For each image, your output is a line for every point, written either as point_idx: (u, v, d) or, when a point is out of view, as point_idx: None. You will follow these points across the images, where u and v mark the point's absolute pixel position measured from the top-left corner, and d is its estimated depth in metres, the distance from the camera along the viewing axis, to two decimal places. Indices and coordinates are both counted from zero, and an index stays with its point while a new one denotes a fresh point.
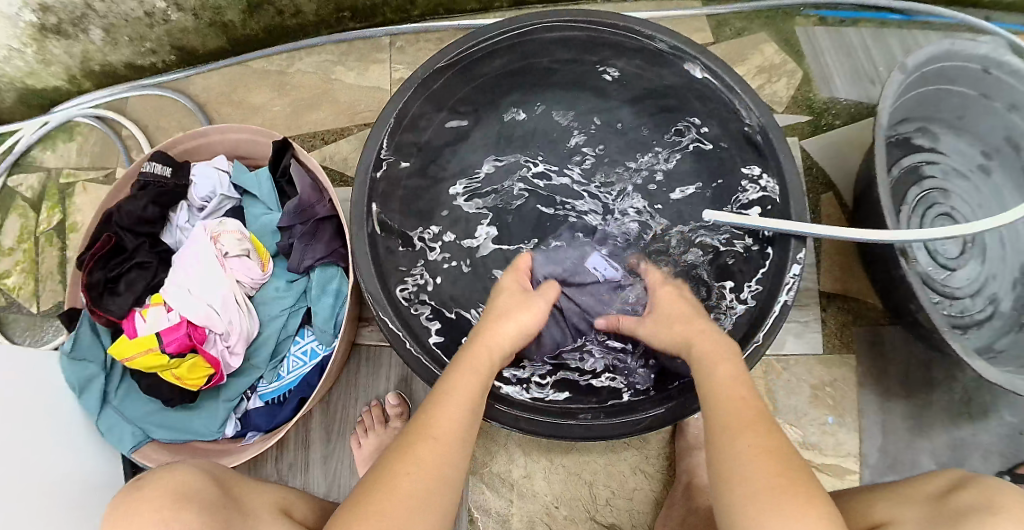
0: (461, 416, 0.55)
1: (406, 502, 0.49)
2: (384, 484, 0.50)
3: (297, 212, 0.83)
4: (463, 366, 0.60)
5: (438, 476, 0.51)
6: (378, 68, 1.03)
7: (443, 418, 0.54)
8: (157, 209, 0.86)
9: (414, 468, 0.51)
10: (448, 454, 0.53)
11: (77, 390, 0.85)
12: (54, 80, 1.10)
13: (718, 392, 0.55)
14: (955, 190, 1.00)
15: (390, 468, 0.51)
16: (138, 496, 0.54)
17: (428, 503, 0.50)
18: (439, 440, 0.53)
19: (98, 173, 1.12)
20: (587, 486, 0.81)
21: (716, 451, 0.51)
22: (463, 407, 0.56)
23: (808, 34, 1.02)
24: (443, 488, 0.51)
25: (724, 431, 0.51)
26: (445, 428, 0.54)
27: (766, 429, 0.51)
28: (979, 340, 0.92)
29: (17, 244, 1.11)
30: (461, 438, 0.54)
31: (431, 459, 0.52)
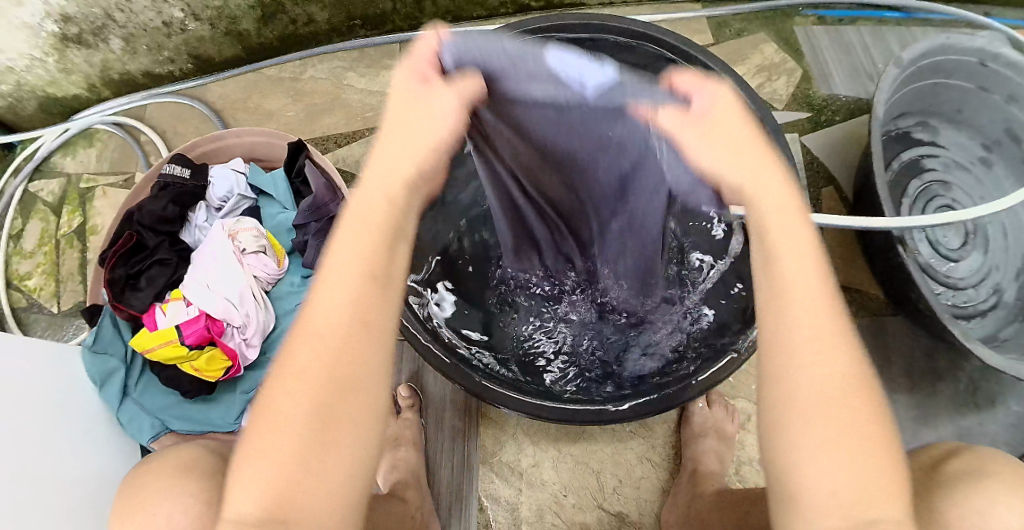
0: (348, 297, 0.40)
1: (288, 426, 0.39)
2: (269, 406, 0.40)
3: (311, 210, 0.87)
4: (350, 232, 0.42)
5: (332, 386, 0.39)
6: (388, 74, 1.07)
7: (326, 307, 0.40)
8: (177, 208, 0.90)
9: (296, 382, 0.39)
10: (338, 353, 0.40)
11: (99, 382, 0.90)
12: (74, 88, 1.14)
13: (790, 290, 0.42)
14: (956, 182, 1.02)
15: (272, 384, 0.40)
16: (150, 471, 0.57)
17: (320, 421, 0.39)
18: (324, 341, 0.40)
19: (117, 178, 1.16)
20: (594, 474, 0.83)
21: (786, 378, 0.41)
22: (349, 280, 0.40)
23: (807, 33, 1.05)
24: (345, 400, 0.40)
25: (809, 359, 0.40)
26: (329, 325, 0.40)
27: (851, 362, 0.41)
28: (983, 330, 0.94)
29: (38, 247, 1.14)
30: (353, 327, 0.40)
31: (317, 366, 0.39)
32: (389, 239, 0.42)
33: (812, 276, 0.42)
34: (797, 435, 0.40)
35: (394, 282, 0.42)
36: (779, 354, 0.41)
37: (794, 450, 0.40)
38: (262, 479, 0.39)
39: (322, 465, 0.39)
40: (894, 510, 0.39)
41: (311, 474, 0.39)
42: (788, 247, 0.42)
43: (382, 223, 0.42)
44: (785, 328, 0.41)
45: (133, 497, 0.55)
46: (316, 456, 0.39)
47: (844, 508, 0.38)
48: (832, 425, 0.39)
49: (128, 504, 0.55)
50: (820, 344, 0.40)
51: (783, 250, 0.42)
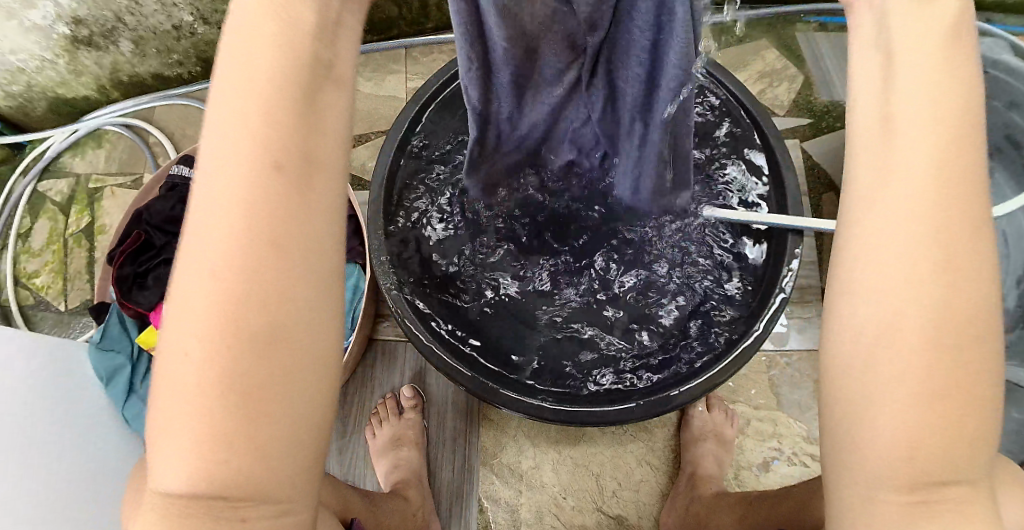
0: (238, 190, 0.27)
1: (187, 383, 0.27)
2: (167, 367, 0.28)
3: None
4: (238, 101, 0.28)
5: (243, 330, 0.27)
6: (393, 79, 1.08)
7: (207, 208, 0.27)
8: (185, 208, 0.91)
9: (191, 330, 0.27)
10: (247, 283, 0.27)
11: (104, 378, 0.91)
12: (84, 90, 1.16)
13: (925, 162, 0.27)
14: None
15: (168, 338, 0.28)
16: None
17: (233, 375, 0.27)
18: (224, 270, 0.27)
19: (126, 179, 1.18)
20: (594, 476, 0.84)
21: (867, 287, 0.28)
22: (231, 165, 0.27)
23: (809, 40, 1.06)
24: (275, 337, 0.27)
25: (899, 267, 0.28)
26: (229, 245, 0.27)
27: (976, 275, 0.27)
28: None
29: (46, 246, 1.16)
30: (255, 236, 0.27)
31: (217, 306, 0.27)
32: (293, 95, 0.28)
33: (936, 132, 0.28)
34: (863, 366, 0.28)
35: (315, 167, 0.28)
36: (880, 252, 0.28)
37: (852, 389, 0.29)
38: (179, 459, 0.27)
39: (252, 430, 0.27)
40: (977, 473, 0.28)
41: (237, 447, 0.27)
42: (947, 98, 0.28)
43: (277, 81, 0.28)
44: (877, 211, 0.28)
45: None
46: (237, 423, 0.27)
47: (915, 468, 0.27)
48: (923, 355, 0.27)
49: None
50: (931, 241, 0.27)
51: (903, 91, 0.28)
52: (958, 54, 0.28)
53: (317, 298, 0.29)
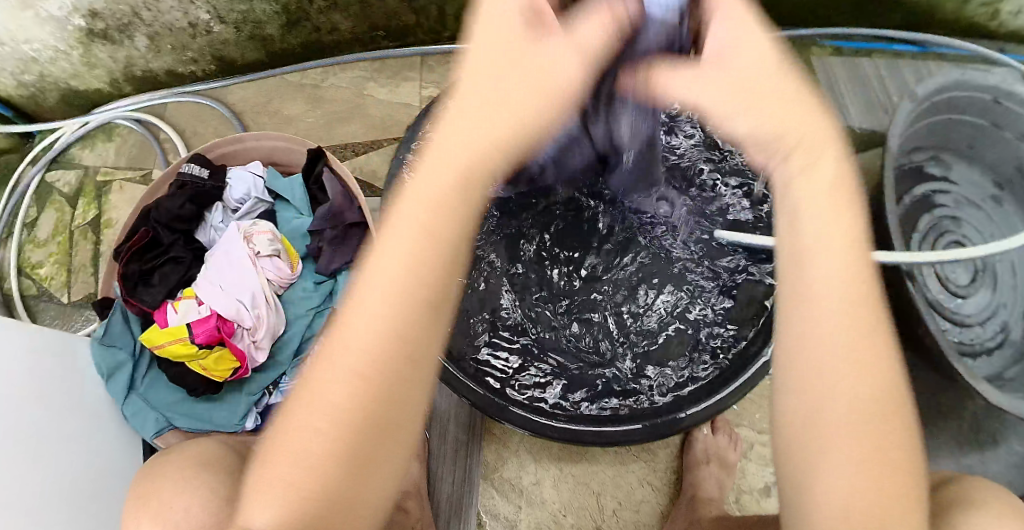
0: (374, 328, 0.40)
1: (308, 442, 0.41)
2: (296, 433, 0.41)
3: (327, 217, 0.87)
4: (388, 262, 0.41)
5: (365, 423, 0.40)
6: (408, 86, 1.08)
7: (354, 329, 0.41)
8: (194, 207, 0.90)
9: (324, 418, 0.40)
10: (371, 393, 0.40)
11: (105, 374, 0.90)
12: (96, 82, 1.15)
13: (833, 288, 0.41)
14: (966, 219, 1.03)
15: (299, 416, 0.41)
16: (170, 461, 0.58)
17: (354, 450, 0.41)
18: (359, 381, 0.40)
19: (135, 174, 1.17)
20: (594, 495, 0.83)
21: (801, 385, 0.41)
22: (377, 306, 0.41)
23: (824, 64, 1.06)
24: (383, 426, 0.41)
25: (837, 374, 0.40)
26: (363, 363, 0.40)
27: (877, 366, 0.41)
28: (989, 369, 0.95)
29: (52, 237, 1.15)
30: (386, 362, 0.41)
31: (347, 405, 0.40)
32: (422, 262, 0.41)
33: (846, 273, 0.41)
34: (810, 439, 0.41)
35: (432, 311, 0.42)
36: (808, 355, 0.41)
37: (815, 463, 0.40)
38: (278, 487, 0.41)
39: (355, 485, 0.41)
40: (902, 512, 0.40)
41: (344, 495, 0.41)
42: (832, 237, 0.42)
43: (421, 255, 0.41)
44: (809, 330, 0.42)
45: (151, 479, 0.56)
46: (335, 479, 0.41)
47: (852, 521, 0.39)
48: (857, 433, 0.40)
49: (142, 491, 0.55)
50: (847, 354, 0.41)
51: (814, 236, 0.42)
52: (845, 203, 0.43)
53: (409, 400, 0.42)
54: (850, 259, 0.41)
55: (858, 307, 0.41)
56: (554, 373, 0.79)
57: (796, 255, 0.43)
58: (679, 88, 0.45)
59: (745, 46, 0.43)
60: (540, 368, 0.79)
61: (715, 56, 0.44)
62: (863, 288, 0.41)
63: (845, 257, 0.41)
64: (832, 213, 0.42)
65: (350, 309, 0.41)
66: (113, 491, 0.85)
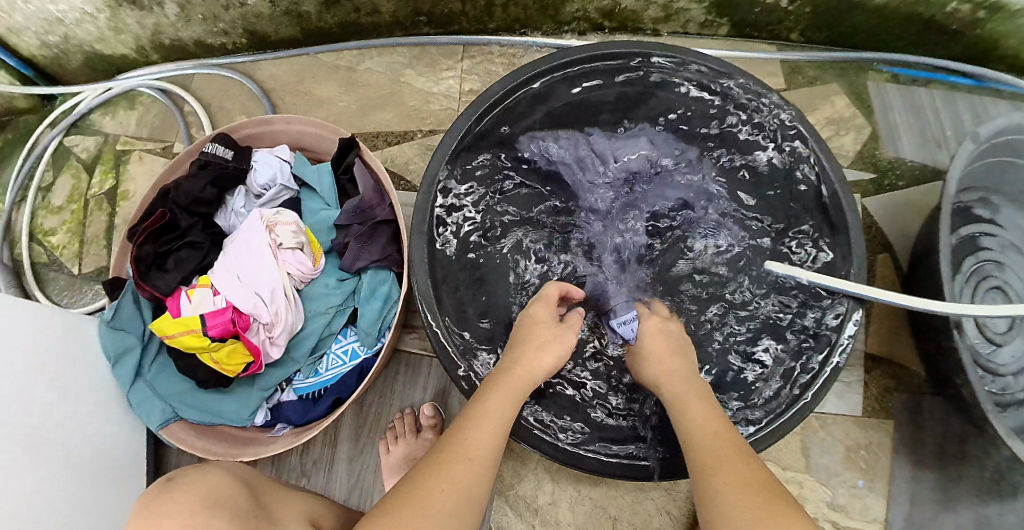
0: (485, 435, 0.57)
1: (439, 518, 0.50)
2: (419, 496, 0.51)
3: (355, 213, 0.83)
4: (495, 401, 0.61)
5: (471, 496, 0.52)
6: (447, 76, 1.03)
7: (476, 440, 0.56)
8: (215, 190, 0.87)
9: (448, 485, 0.52)
10: (479, 477, 0.54)
11: (112, 358, 0.87)
12: (122, 48, 1.12)
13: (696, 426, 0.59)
14: (1010, 264, 0.97)
15: (422, 481, 0.52)
16: (170, 500, 0.54)
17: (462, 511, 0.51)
18: (474, 460, 0.55)
19: (155, 145, 1.13)
20: (611, 521, 0.81)
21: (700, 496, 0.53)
22: (493, 431, 0.58)
23: (880, 90, 1.02)
24: (473, 501, 0.52)
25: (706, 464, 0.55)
26: (479, 450, 0.55)
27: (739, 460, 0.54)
28: (1017, 420, 0.90)
29: (67, 204, 1.12)
30: (485, 459, 0.55)
31: (465, 479, 0.53)
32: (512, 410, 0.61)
33: (706, 419, 0.60)
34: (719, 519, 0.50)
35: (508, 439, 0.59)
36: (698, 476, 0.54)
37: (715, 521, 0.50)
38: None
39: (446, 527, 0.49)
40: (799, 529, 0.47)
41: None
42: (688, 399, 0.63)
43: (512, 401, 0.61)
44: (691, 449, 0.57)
45: (153, 516, 0.53)
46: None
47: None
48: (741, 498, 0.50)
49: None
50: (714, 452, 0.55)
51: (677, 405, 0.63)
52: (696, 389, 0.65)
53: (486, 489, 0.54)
54: (699, 401, 0.62)
55: (716, 422, 0.59)
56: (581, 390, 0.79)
57: (675, 410, 0.63)
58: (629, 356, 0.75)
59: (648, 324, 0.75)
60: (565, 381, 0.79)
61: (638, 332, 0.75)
62: (712, 411, 0.61)
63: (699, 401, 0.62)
64: (696, 391, 0.64)
65: (473, 427, 0.57)
66: (99, 483, 0.82)
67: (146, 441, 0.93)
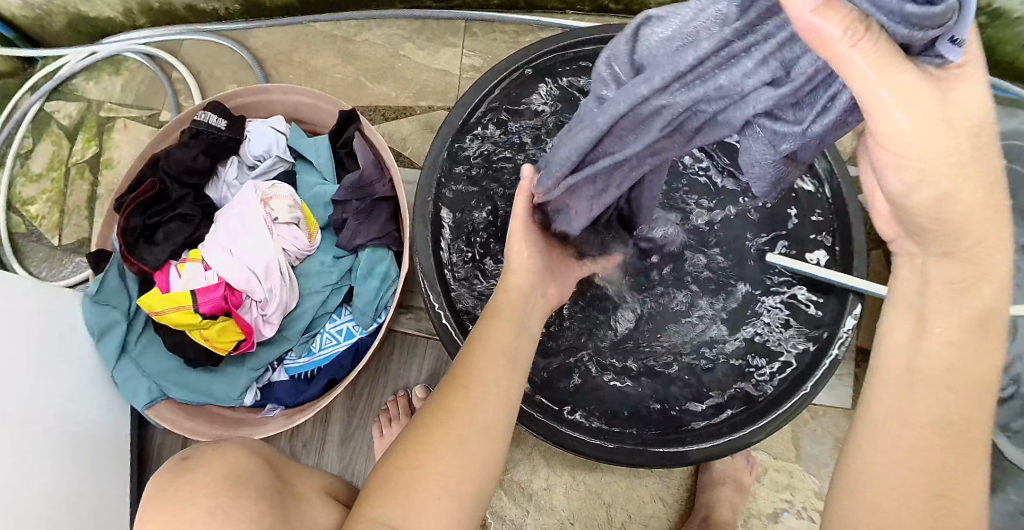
0: (486, 361, 0.54)
1: (441, 453, 0.49)
2: (420, 438, 0.50)
3: (355, 188, 0.81)
4: (495, 320, 0.58)
5: (473, 425, 0.51)
6: (449, 52, 1.01)
7: (474, 369, 0.53)
8: (208, 160, 0.84)
9: (446, 419, 0.51)
10: (480, 403, 0.52)
11: (96, 334, 0.84)
12: (109, 10, 1.07)
13: (963, 361, 0.39)
14: None
15: (422, 422, 0.51)
16: (189, 481, 0.52)
17: (468, 449, 0.50)
18: (472, 390, 0.52)
19: (142, 113, 1.09)
20: (604, 506, 0.81)
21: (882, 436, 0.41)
22: (494, 354, 0.55)
23: None
24: (480, 431, 0.51)
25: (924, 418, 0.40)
26: (478, 378, 0.53)
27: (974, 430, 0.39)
28: (996, 419, 0.89)
29: (47, 172, 1.08)
30: (486, 386, 0.53)
31: (464, 409, 0.51)
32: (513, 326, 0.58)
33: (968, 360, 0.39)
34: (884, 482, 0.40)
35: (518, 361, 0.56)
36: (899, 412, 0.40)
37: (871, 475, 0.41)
38: (415, 505, 0.47)
39: (453, 464, 0.49)
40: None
41: (450, 479, 0.49)
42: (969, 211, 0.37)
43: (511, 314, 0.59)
44: (899, 405, 0.41)
45: (172, 500, 0.51)
46: (449, 471, 0.49)
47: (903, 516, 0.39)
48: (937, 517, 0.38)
49: (159, 514, 0.50)
50: (931, 441, 0.39)
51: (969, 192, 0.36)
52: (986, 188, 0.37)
53: (499, 417, 0.52)
54: (980, 352, 0.39)
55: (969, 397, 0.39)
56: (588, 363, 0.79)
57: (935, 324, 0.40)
58: (850, 55, 0.32)
59: (968, 103, 0.35)
60: (570, 356, 0.79)
61: (955, 99, 0.35)
62: (980, 380, 0.39)
63: (980, 345, 0.39)
64: (977, 311, 0.39)
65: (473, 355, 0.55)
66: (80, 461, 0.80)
67: (131, 419, 0.92)
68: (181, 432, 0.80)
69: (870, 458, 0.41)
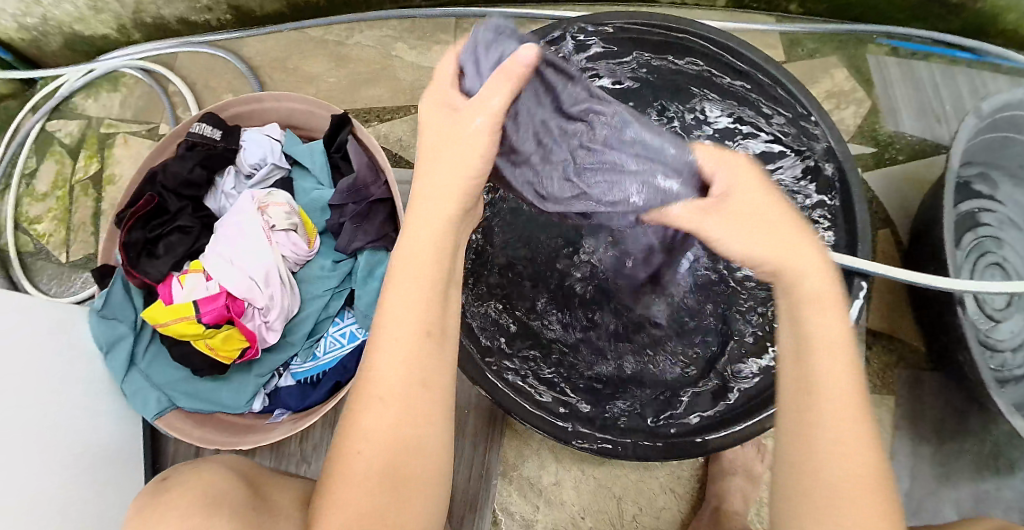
0: (403, 360, 0.47)
1: (365, 482, 0.47)
2: (342, 464, 0.48)
3: (350, 191, 0.82)
4: (403, 289, 0.48)
5: (400, 444, 0.47)
6: (441, 49, 1.01)
7: (388, 376, 0.47)
8: (204, 171, 0.85)
9: (367, 444, 0.47)
10: (401, 419, 0.47)
11: (104, 349, 0.85)
12: (103, 28, 1.08)
13: (825, 347, 0.44)
14: (1009, 240, 0.96)
15: (344, 444, 0.48)
16: (165, 500, 0.55)
17: (396, 469, 0.47)
18: (386, 402, 0.47)
19: (140, 128, 1.10)
20: (615, 500, 0.81)
21: (803, 463, 0.43)
22: (388, 351, 0.47)
23: (879, 63, 1.00)
24: (409, 448, 0.48)
25: (826, 417, 0.42)
26: (393, 389, 0.47)
27: (859, 412, 0.43)
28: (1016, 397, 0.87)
29: (51, 191, 1.09)
30: (411, 396, 0.47)
31: (386, 430, 0.47)
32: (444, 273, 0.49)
33: (839, 331, 0.44)
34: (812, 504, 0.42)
35: (446, 336, 0.49)
36: (806, 423, 0.43)
37: (805, 504, 0.42)
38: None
39: (394, 491, 0.47)
40: None
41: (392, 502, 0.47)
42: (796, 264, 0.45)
43: (428, 274, 0.48)
44: (807, 411, 0.43)
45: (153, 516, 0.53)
46: (386, 496, 0.47)
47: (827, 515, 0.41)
48: (845, 473, 0.42)
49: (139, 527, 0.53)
50: (839, 425, 0.42)
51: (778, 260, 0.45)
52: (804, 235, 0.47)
53: (435, 414, 0.49)
54: (830, 302, 0.45)
55: (835, 324, 0.44)
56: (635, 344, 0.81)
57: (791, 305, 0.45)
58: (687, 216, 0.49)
59: (750, 180, 0.48)
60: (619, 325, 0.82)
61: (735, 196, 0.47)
62: (842, 327, 0.44)
63: (828, 308, 0.44)
64: (811, 272, 0.45)
65: (375, 356, 0.47)
66: (94, 475, 0.81)
67: (142, 430, 0.93)
68: (192, 442, 0.81)
69: (786, 435, 0.44)
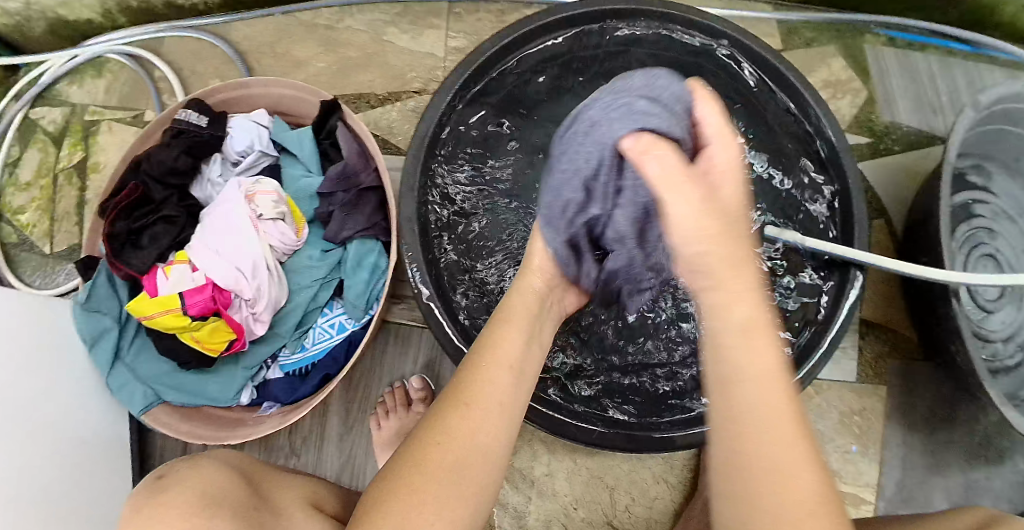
0: (496, 380, 0.52)
1: (442, 478, 0.47)
2: (418, 454, 0.48)
3: (340, 179, 0.80)
4: (505, 329, 0.56)
5: (486, 452, 0.49)
6: (434, 34, 0.99)
7: (484, 387, 0.51)
8: (190, 159, 0.83)
9: (448, 439, 0.49)
10: (487, 428, 0.50)
11: (89, 342, 0.83)
12: (87, 13, 1.06)
13: (744, 370, 0.41)
14: (1002, 232, 0.96)
15: (422, 438, 0.49)
16: (163, 502, 0.53)
17: (469, 473, 0.48)
18: (478, 408, 0.50)
19: (126, 114, 1.08)
20: (607, 490, 0.81)
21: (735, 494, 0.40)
22: (503, 375, 0.53)
23: (875, 53, 0.99)
24: (481, 456, 0.49)
25: (749, 440, 0.40)
26: (488, 398, 0.51)
27: (783, 435, 0.39)
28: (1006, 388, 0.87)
29: (35, 179, 1.07)
30: (501, 412, 0.51)
31: (470, 431, 0.49)
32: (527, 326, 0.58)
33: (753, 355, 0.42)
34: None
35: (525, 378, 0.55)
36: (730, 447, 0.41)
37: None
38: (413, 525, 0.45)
39: (454, 489, 0.47)
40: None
41: (453, 503, 0.47)
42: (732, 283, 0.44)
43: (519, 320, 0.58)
44: (730, 439, 0.41)
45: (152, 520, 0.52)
46: (451, 494, 0.47)
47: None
48: (777, 503, 0.38)
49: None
50: (761, 450, 0.39)
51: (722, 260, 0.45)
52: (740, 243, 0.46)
53: (508, 434, 0.52)
54: (750, 332, 0.42)
55: (762, 345, 0.42)
56: (662, 338, 0.80)
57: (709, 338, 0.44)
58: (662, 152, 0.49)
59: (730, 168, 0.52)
60: (656, 306, 0.80)
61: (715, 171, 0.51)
62: (768, 360, 0.41)
63: (753, 339, 0.42)
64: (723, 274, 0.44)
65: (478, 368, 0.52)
66: (81, 470, 0.79)
67: (129, 424, 0.91)
68: (179, 436, 0.79)
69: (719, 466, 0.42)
